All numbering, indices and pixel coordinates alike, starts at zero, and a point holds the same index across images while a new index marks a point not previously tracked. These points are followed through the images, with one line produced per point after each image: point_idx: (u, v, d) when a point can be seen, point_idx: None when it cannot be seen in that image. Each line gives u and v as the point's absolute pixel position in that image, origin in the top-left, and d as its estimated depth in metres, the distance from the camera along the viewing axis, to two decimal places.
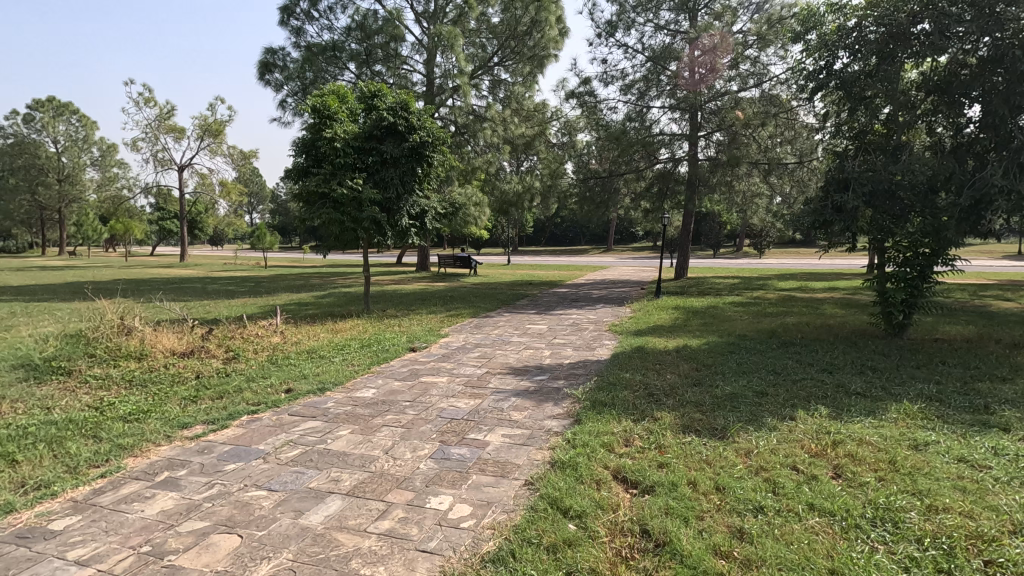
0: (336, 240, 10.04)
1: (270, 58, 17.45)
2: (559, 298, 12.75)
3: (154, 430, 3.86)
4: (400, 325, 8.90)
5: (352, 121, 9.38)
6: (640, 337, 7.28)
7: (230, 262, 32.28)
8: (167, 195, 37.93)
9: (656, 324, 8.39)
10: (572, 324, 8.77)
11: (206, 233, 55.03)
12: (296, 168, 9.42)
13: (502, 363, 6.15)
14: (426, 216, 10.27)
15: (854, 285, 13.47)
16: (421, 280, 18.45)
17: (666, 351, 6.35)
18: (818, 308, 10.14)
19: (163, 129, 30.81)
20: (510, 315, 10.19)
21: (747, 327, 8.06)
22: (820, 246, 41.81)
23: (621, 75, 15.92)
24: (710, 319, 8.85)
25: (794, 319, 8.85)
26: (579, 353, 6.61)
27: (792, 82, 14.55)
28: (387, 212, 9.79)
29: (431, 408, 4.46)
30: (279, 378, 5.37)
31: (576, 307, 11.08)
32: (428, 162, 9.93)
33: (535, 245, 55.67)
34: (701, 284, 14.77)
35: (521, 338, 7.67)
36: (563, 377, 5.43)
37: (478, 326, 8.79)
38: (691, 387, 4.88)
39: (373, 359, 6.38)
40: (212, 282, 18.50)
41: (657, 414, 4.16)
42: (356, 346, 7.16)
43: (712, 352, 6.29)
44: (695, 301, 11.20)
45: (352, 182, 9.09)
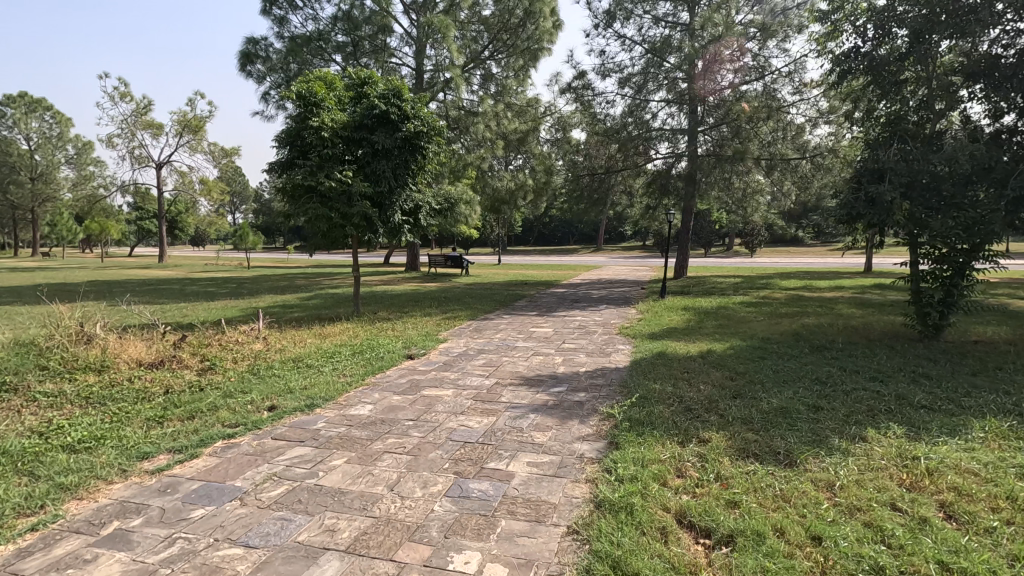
0: (323, 239, 9.34)
1: (252, 48, 16.62)
2: (558, 298, 12.18)
3: (107, 463, 3.18)
4: (394, 329, 8.23)
5: (340, 109, 8.72)
6: (658, 341, 6.72)
7: (211, 262, 31.22)
8: (146, 194, 36.71)
9: (670, 326, 7.83)
10: (579, 327, 8.18)
11: (187, 233, 53.62)
12: (279, 161, 8.76)
13: (512, 372, 5.54)
14: (420, 212, 9.63)
15: (861, 284, 13.08)
16: (412, 281, 17.76)
17: (691, 357, 5.79)
18: (834, 308, 9.67)
19: (140, 125, 29.69)
20: (511, 317, 9.59)
21: (768, 329, 7.54)
22: (809, 245, 41.85)
23: (618, 67, 15.39)
24: (726, 320, 8.32)
25: (814, 320, 8.37)
26: (594, 360, 6.01)
27: (795, 75, 14.27)
28: (379, 207, 9.13)
29: (439, 429, 3.84)
30: (260, 393, 4.70)
31: (579, 308, 10.49)
32: (422, 154, 9.29)
33: (524, 245, 55.11)
34: (704, 283, 14.30)
35: (527, 343, 7.07)
36: (583, 389, 4.83)
37: (479, 330, 8.17)
38: (732, 400, 4.31)
39: (367, 369, 5.72)
40: (191, 284, 17.59)
41: (705, 435, 3.58)
42: (348, 353, 6.48)
43: (741, 358, 5.74)
44: (703, 301, 10.70)
45: (341, 175, 8.44)
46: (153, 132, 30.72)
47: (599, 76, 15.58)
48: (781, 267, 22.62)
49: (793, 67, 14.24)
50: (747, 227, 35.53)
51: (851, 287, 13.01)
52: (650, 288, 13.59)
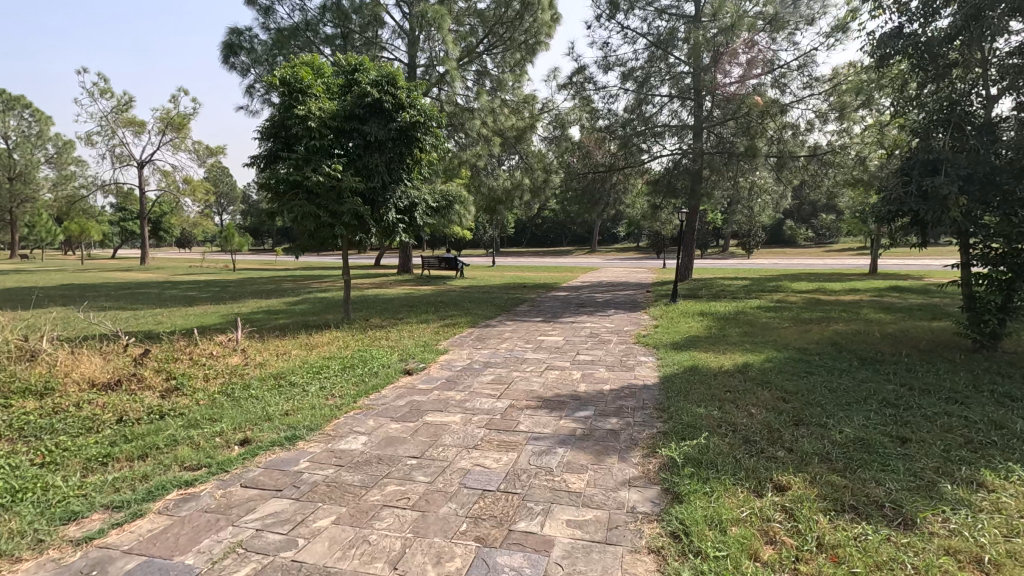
0: (309, 240, 8.54)
1: (235, 39, 15.77)
2: (562, 303, 11.48)
3: (18, 531, 2.43)
4: (389, 338, 7.49)
5: (328, 97, 7.97)
6: (683, 353, 6.04)
7: (196, 265, 30.18)
8: (129, 194, 35.55)
9: (692, 334, 7.15)
10: (591, 335, 7.50)
11: (172, 235, 52.30)
12: (262, 154, 8.00)
13: (527, 391, 4.83)
14: (416, 210, 8.86)
15: (877, 287, 12.52)
16: (405, 284, 16.98)
17: (728, 373, 5.10)
18: (860, 313, 9.05)
19: (121, 123, 28.63)
20: (515, 323, 8.89)
21: (800, 337, 6.88)
22: (804, 246, 41.70)
23: (621, 61, 14.76)
24: (749, 328, 7.68)
25: (844, 326, 7.74)
26: (617, 375, 5.31)
27: (805, 69, 13.71)
28: (371, 204, 8.40)
29: (450, 472, 3.12)
30: (232, 422, 3.93)
31: (586, 313, 9.81)
32: (419, 147, 8.58)
33: (517, 246, 54.43)
34: (711, 285, 13.70)
35: (538, 354, 6.37)
36: (614, 413, 4.14)
37: (482, 338, 7.46)
38: (796, 429, 3.62)
39: (359, 389, 4.97)
40: (171, 287, 16.66)
41: (781, 479, 2.89)
42: (338, 369, 5.71)
43: (784, 373, 5.05)
44: (718, 305, 10.06)
45: (329, 168, 7.70)
46: (135, 129, 29.64)
47: (601, 70, 14.95)
48: (783, 269, 22.14)
49: (803, 60, 13.70)
50: (744, 227, 35.07)
51: (866, 290, 12.47)
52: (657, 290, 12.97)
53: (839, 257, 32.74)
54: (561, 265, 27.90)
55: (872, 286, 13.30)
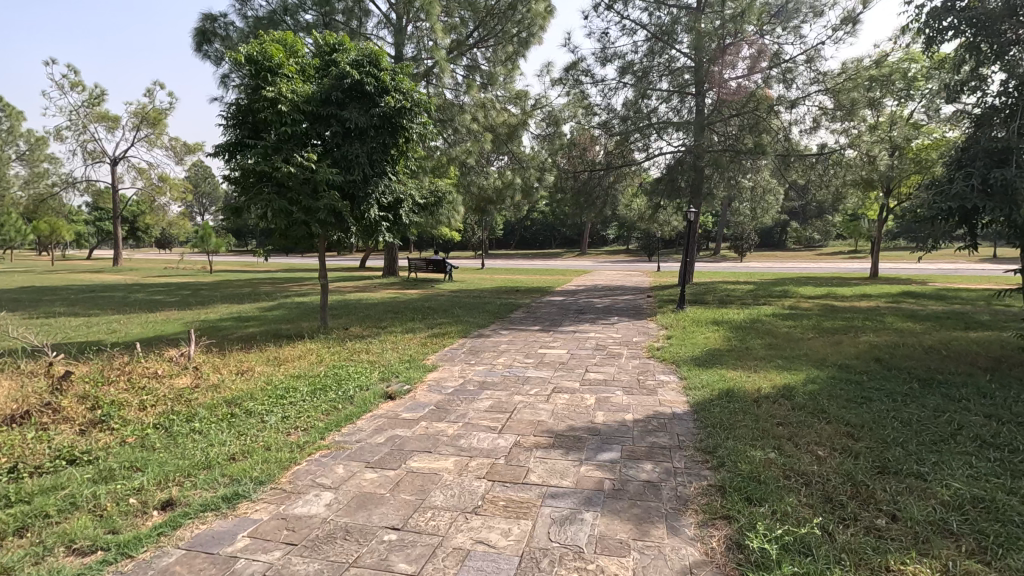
0: (280, 240, 7.61)
1: (209, 25, 14.73)
2: (559, 309, 10.65)
3: None
4: (370, 352, 6.61)
5: (302, 78, 7.05)
6: (711, 371, 5.24)
7: (172, 266, 28.85)
8: (102, 193, 34.10)
9: (712, 348, 6.37)
10: (598, 348, 6.68)
11: (150, 236, 50.59)
12: (225, 142, 7.06)
13: (534, 422, 3.99)
14: (401, 207, 7.97)
15: (889, 294, 11.90)
16: (390, 287, 16.03)
17: (772, 398, 4.32)
18: (886, 321, 8.37)
19: (93, 117, 27.32)
20: (511, 333, 8.04)
21: (833, 350, 6.15)
22: (793, 251, 41.57)
23: (620, 54, 14.03)
24: (773, 339, 6.92)
25: (876, 337, 7.02)
26: (638, 400, 4.49)
27: (813, 62, 13.12)
28: (351, 200, 7.50)
29: (444, 557, 2.27)
30: (157, 473, 3.03)
31: (588, 322, 8.99)
32: (405, 137, 7.68)
33: (506, 248, 53.56)
34: (715, 290, 13.00)
35: (541, 373, 5.53)
36: (645, 456, 3.31)
37: (475, 352, 6.59)
38: (886, 483, 2.82)
39: (330, 420, 4.08)
40: (139, 291, 15.52)
41: (905, 568, 2.09)
42: (307, 393, 4.81)
43: (837, 398, 4.28)
44: (730, 312, 9.31)
45: (302, 158, 6.79)
46: (108, 125, 28.35)
47: (599, 63, 14.17)
48: (780, 273, 21.59)
49: (811, 53, 13.08)
50: (737, 230, 34.61)
51: (879, 296, 11.83)
52: (660, 295, 12.21)
53: (833, 261, 32.36)
54: (552, 268, 27.11)
55: (883, 291, 12.69)
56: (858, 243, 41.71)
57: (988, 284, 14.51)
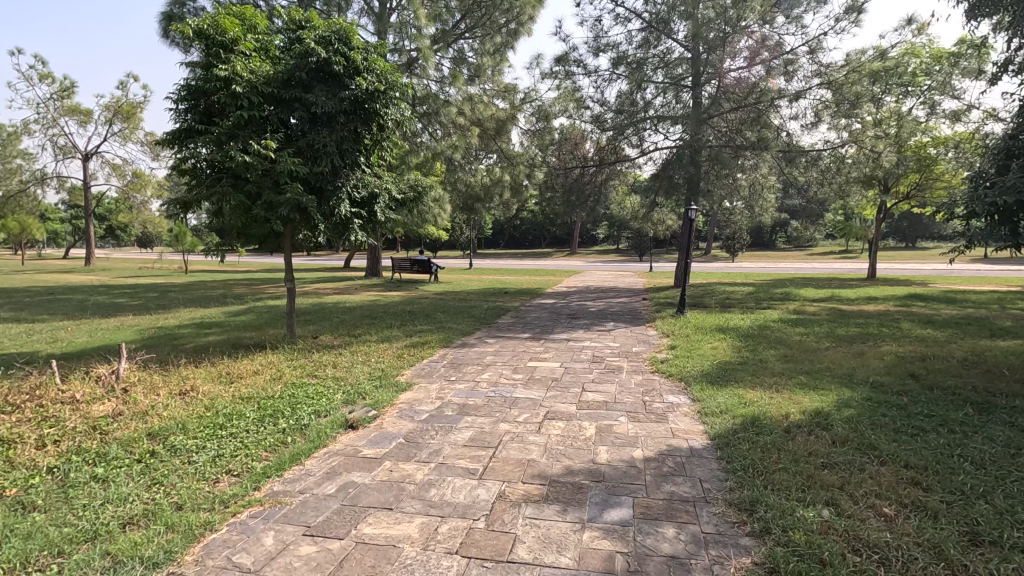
0: (241, 239, 6.80)
1: (177, 11, 13.83)
2: (550, 314, 9.93)
3: None
4: (339, 366, 5.85)
5: (261, 56, 6.25)
6: (727, 392, 4.53)
7: (146, 266, 27.76)
8: (75, 188, 32.82)
9: (723, 362, 5.68)
10: (594, 361, 5.96)
11: (129, 234, 49.27)
12: (175, 129, 6.26)
13: (523, 463, 3.25)
14: (377, 202, 7.18)
15: (895, 297, 11.35)
16: (371, 289, 15.24)
17: (806, 428, 3.63)
18: (902, 327, 7.77)
19: (63, 110, 26.21)
20: (498, 342, 7.29)
21: (857, 364, 5.50)
22: (783, 251, 41.40)
23: (613, 43, 13.36)
24: (787, 351, 6.25)
25: (900, 347, 6.38)
26: (647, 430, 3.78)
27: (815, 53, 12.52)
28: (319, 194, 6.70)
29: None
30: (13, 553, 2.24)
31: (582, 328, 8.28)
32: (379, 125, 6.89)
33: (495, 247, 52.75)
34: (714, 293, 12.36)
35: (531, 392, 4.79)
36: (665, 516, 2.59)
37: (456, 366, 5.83)
38: (987, 561, 2.13)
39: (271, 461, 3.30)
40: (102, 293, 14.57)
41: None
42: (252, 421, 4.03)
43: (884, 429, 3.59)
44: (734, 317, 8.66)
45: (260, 146, 5.99)
46: (79, 119, 27.20)
47: (591, 53, 13.49)
48: (776, 274, 21.08)
49: (814, 44, 12.48)
50: (728, 230, 34.21)
51: (886, 298, 11.28)
52: (657, 298, 11.55)
53: (825, 261, 32.06)
54: (542, 268, 26.42)
55: (888, 294, 12.13)
56: (848, 242, 41.55)
57: (993, 285, 14.04)
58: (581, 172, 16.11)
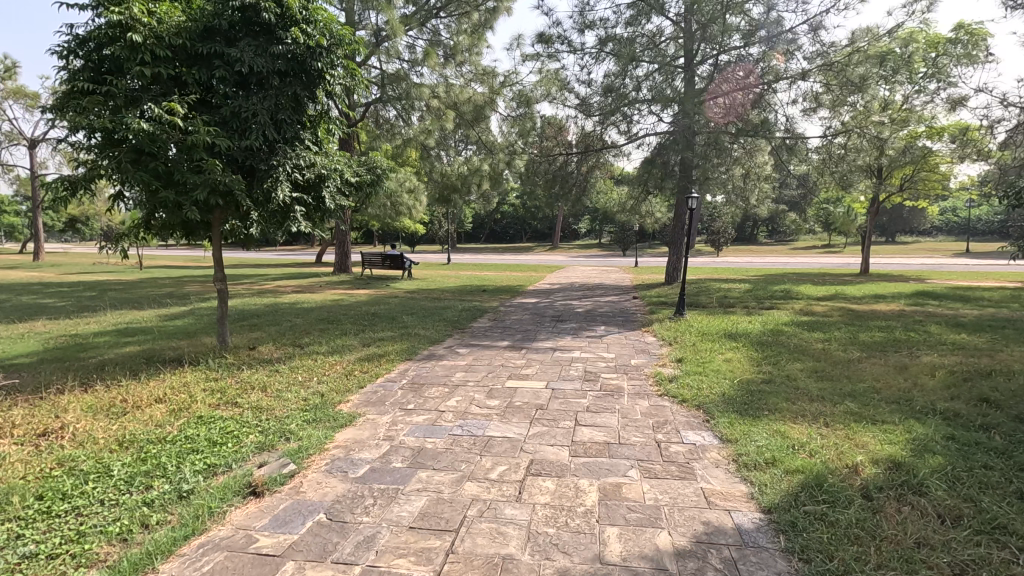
0: (156, 230, 5.53)
1: None
2: (532, 316, 8.82)
3: None
4: (268, 391, 4.66)
5: (176, 2, 5.03)
6: (764, 427, 3.49)
7: (100, 262, 25.87)
8: (26, 178, 30.68)
9: (744, 381, 4.63)
10: (587, 380, 4.86)
11: (88, 229, 46.75)
12: (62, 91, 4.98)
13: (495, 566, 2.14)
14: (326, 186, 5.95)
15: (905, 296, 10.49)
16: (337, 287, 13.95)
17: (893, 492, 2.60)
18: (930, 331, 6.85)
19: (6, 92, 24.22)
20: (471, 353, 6.15)
21: (906, 382, 4.51)
22: (766, 247, 40.93)
23: (599, 19, 12.26)
24: (815, 364, 5.23)
25: (945, 359, 5.41)
26: (673, 496, 2.69)
27: (817, 31, 11.58)
28: (251, 175, 5.47)
29: None
30: None
31: (569, 334, 7.18)
32: (326, 92, 5.69)
33: (475, 242, 51.44)
34: (710, 291, 11.41)
35: (509, 430, 3.68)
36: None
37: (417, 389, 4.69)
38: None
39: (105, 569, 2.15)
40: (32, 292, 12.99)
41: None
42: (113, 485, 2.84)
43: (1004, 492, 2.57)
44: (741, 320, 7.68)
45: (167, 112, 4.74)
46: (25, 102, 25.21)
47: (576, 30, 12.36)
48: (765, 268, 20.31)
49: (815, 21, 11.55)
50: (712, 225, 33.54)
51: (894, 298, 10.45)
52: (648, 297, 10.53)
53: (810, 256, 31.56)
54: (521, 264, 25.31)
55: (894, 292, 11.31)
56: (830, 237, 41.35)
57: (996, 281, 13.36)
58: (565, 160, 15.00)
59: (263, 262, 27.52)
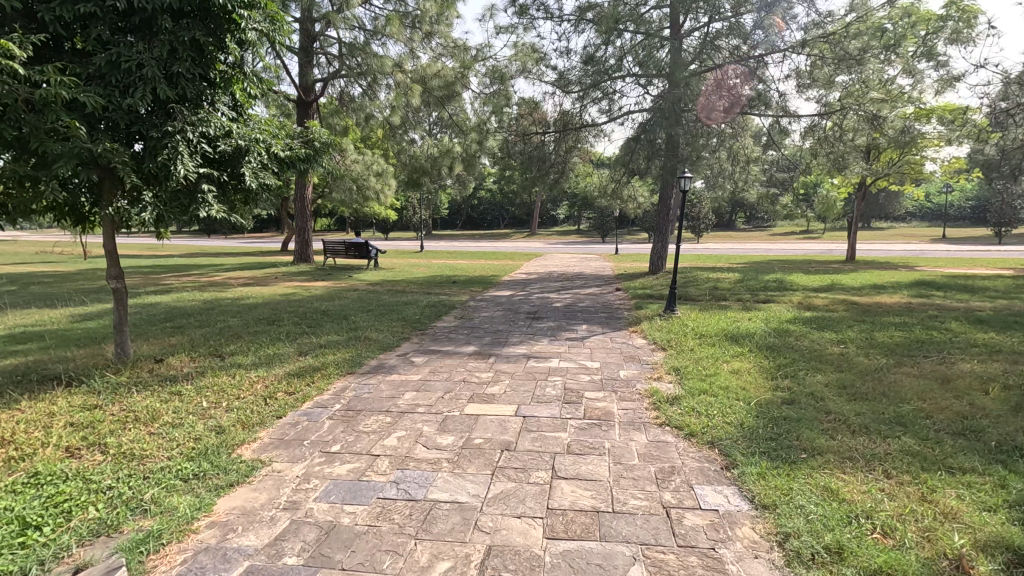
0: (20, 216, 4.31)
1: None
2: (504, 313, 7.81)
3: None
4: (154, 425, 3.55)
5: None
6: (807, 485, 2.56)
7: (43, 251, 23.87)
8: None
9: (761, 404, 3.71)
10: (567, 403, 3.88)
11: None
12: None
13: None
14: (245, 161, 4.83)
15: (906, 287, 9.79)
16: (294, 278, 12.72)
17: None
18: (951, 329, 6.08)
19: None
20: (428, 362, 5.12)
21: (960, 403, 3.65)
22: (745, 232, 40.55)
23: None
24: (840, 377, 4.35)
25: (987, 366, 4.59)
26: None
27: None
28: (143, 146, 4.31)
29: None
30: None
31: (545, 336, 6.20)
32: (238, 42, 4.55)
33: (451, 229, 50.09)
34: (698, 281, 10.58)
35: (462, 489, 2.67)
36: None
37: (350, 420, 3.65)
38: None
39: None
40: None
41: None
42: None
43: None
44: (740, 317, 6.79)
45: (8, 57, 3.54)
46: None
47: None
48: (747, 256, 19.71)
49: None
50: (693, 210, 32.82)
51: (894, 288, 9.76)
52: (632, 290, 9.62)
53: (789, 242, 31.10)
54: (498, 251, 24.23)
55: (892, 281, 10.63)
56: (808, 222, 41.15)
57: (989, 269, 12.88)
58: (541, 139, 14.01)
59: (222, 250, 25.83)
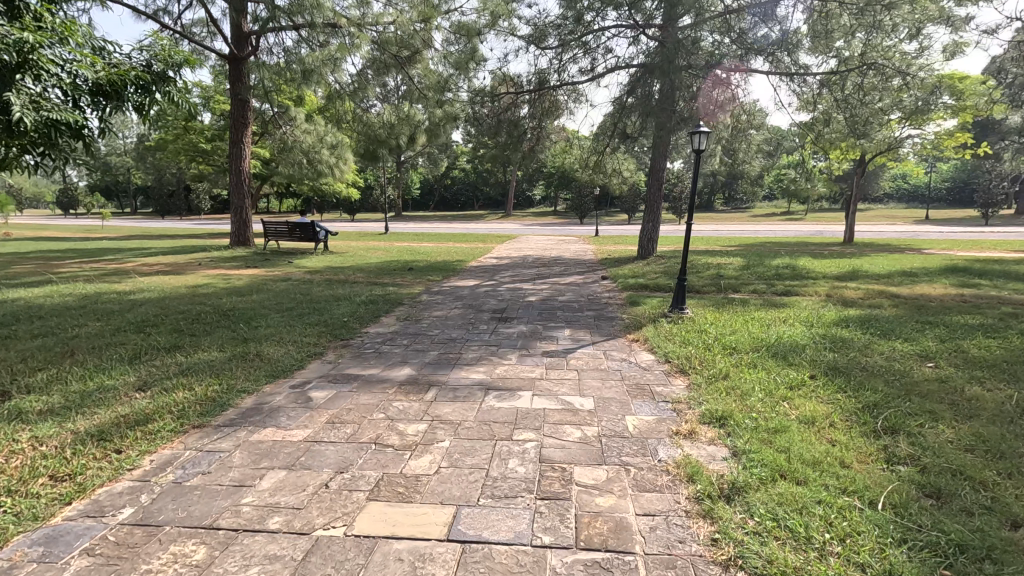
0: None
1: None
2: (463, 312, 6.04)
3: None
4: None
5: None
6: None
7: None
8: None
9: (898, 507, 2.05)
10: (545, 505, 2.15)
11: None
12: None
13: None
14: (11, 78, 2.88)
15: (942, 275, 8.31)
16: (221, 265, 10.69)
17: None
18: None
19: None
20: (333, 402, 3.33)
21: None
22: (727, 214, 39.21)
23: None
24: (978, 431, 2.72)
25: None
26: None
27: None
28: None
29: None
30: None
31: (514, 350, 4.43)
32: None
33: (423, 210, 47.60)
34: (697, 268, 8.97)
35: None
36: None
37: (124, 560, 1.86)
38: None
39: None
40: None
41: None
42: None
43: None
44: (773, 319, 5.15)
45: None
46: None
47: None
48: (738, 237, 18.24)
49: None
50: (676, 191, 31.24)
51: (927, 275, 8.30)
52: (621, 279, 7.91)
53: (773, 224, 30.02)
54: (470, 232, 22.34)
55: (918, 267, 9.20)
56: (789, 204, 40.04)
57: (1009, 252, 11.62)
58: (512, 103, 12.07)
59: (163, 233, 23.23)
